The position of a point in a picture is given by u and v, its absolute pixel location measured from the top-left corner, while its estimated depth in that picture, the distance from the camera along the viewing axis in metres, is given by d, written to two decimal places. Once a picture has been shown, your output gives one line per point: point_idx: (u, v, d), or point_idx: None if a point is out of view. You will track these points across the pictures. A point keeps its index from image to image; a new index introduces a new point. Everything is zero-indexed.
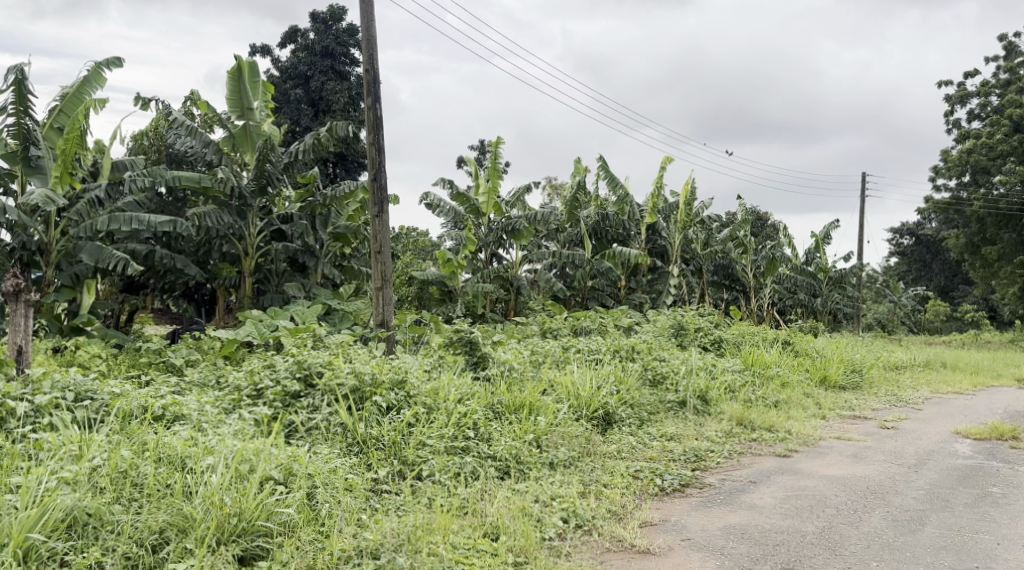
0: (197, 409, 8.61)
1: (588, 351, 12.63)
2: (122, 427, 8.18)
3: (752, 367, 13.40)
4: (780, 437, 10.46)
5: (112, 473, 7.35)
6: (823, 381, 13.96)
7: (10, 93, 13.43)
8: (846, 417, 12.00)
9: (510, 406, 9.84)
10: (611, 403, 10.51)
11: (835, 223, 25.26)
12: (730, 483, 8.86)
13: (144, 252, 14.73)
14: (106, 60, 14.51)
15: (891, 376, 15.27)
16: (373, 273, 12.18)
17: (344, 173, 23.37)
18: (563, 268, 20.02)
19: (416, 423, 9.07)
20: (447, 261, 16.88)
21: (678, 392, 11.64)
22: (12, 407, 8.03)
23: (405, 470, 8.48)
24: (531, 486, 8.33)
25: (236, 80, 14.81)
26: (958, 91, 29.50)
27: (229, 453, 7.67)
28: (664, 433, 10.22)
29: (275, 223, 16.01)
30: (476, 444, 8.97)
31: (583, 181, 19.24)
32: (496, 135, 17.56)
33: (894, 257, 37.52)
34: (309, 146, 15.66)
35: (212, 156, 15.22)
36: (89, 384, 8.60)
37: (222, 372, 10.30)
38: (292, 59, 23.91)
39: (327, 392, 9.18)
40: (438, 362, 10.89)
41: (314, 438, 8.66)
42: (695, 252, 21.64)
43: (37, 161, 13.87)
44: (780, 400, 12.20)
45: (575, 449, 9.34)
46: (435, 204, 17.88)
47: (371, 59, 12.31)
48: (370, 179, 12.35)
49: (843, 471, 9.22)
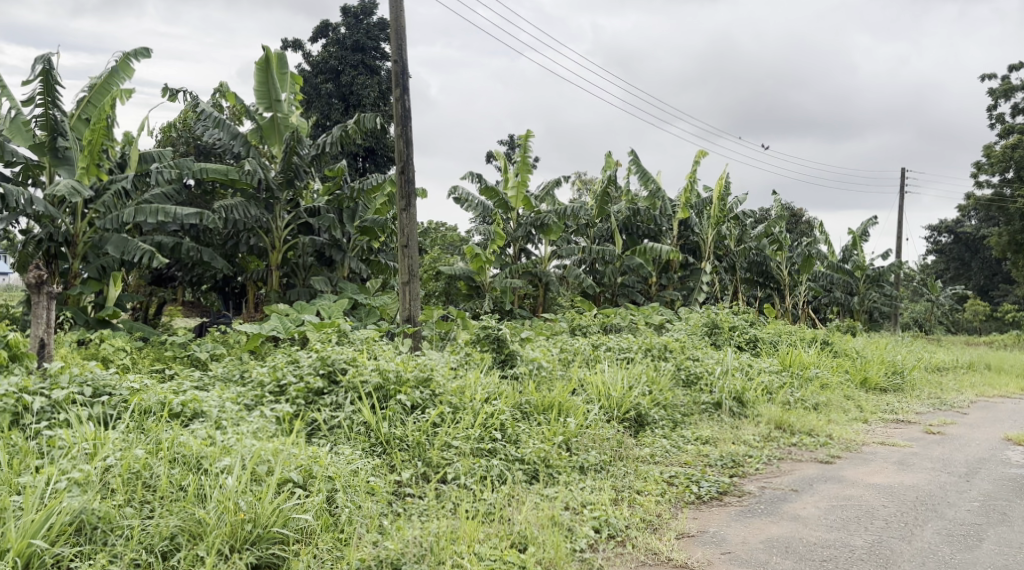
0: (217, 406, 8.34)
1: (619, 350, 12.24)
2: (139, 424, 7.91)
3: (789, 368, 12.98)
4: (822, 442, 10.05)
5: (125, 474, 7.08)
6: (864, 383, 13.52)
7: (38, 84, 13.20)
8: (889, 421, 11.56)
9: (539, 407, 9.50)
10: (643, 404, 10.13)
11: (873, 219, 24.73)
12: (771, 491, 8.46)
13: (170, 244, 14.48)
14: (134, 51, 14.27)
15: (934, 378, 14.78)
16: (400, 267, 11.89)
17: (374, 168, 23.12)
18: (593, 265, 19.62)
19: (442, 423, 8.75)
20: (475, 256, 16.51)
21: (713, 393, 11.25)
22: (28, 402, 7.78)
23: (429, 473, 8.16)
24: (561, 492, 7.99)
25: (264, 72, 14.51)
26: (1002, 86, 28.83)
27: (246, 453, 7.40)
28: (700, 436, 9.83)
29: (303, 215, 15.62)
30: (503, 446, 8.62)
31: (614, 175, 18.78)
32: (526, 128, 17.20)
33: (931, 256, 36.83)
34: (337, 138, 15.37)
35: (240, 148, 14.93)
36: (107, 378, 8.33)
37: (246, 366, 10.03)
38: (323, 53, 23.68)
39: (351, 389, 8.88)
40: (465, 360, 10.58)
41: (337, 437, 8.37)
42: (728, 248, 21.23)
43: (65, 152, 13.50)
44: (820, 402, 11.79)
45: (606, 452, 8.96)
46: (464, 198, 17.55)
47: (399, 49, 11.99)
48: (398, 172, 12.05)
49: (888, 479, 8.79)
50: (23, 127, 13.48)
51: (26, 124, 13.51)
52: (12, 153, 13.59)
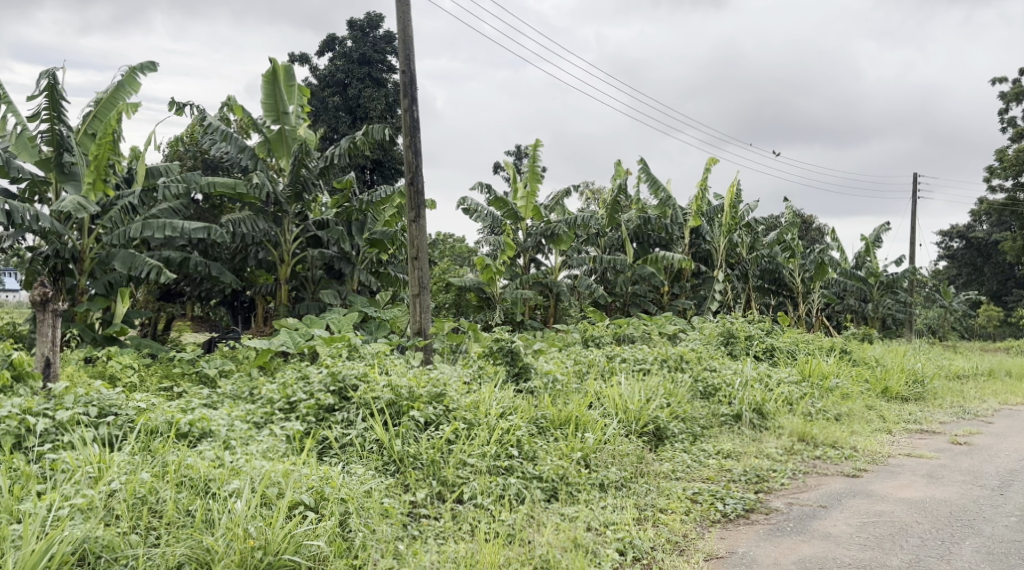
0: (226, 425, 8.11)
1: (634, 361, 11.97)
2: (145, 445, 7.68)
3: (809, 378, 12.70)
4: (847, 454, 9.77)
5: (130, 499, 6.86)
6: (884, 393, 13.22)
7: (44, 99, 13.11)
8: (913, 431, 11.26)
9: (555, 422, 9.26)
10: (662, 417, 9.86)
11: (886, 225, 24.43)
12: (799, 508, 8.18)
13: (178, 259, 14.30)
14: (140, 65, 14.11)
15: (955, 386, 14.44)
16: (410, 280, 11.67)
17: (382, 180, 22.95)
18: (604, 274, 19.35)
19: (456, 440, 8.50)
20: (485, 267, 16.24)
21: (732, 404, 10.97)
22: (31, 423, 7.56)
23: (444, 492, 7.92)
24: (582, 511, 7.75)
25: (270, 83, 14.29)
26: (1013, 90, 28.56)
27: (256, 476, 7.18)
28: (722, 450, 9.55)
29: (311, 229, 15.49)
30: (520, 464, 8.38)
31: (624, 183, 18.47)
32: (534, 139, 16.99)
33: (942, 261, 36.44)
34: (345, 150, 15.18)
35: (247, 162, 14.76)
36: (113, 398, 8.12)
37: (256, 383, 9.80)
38: (330, 67, 23.55)
39: (362, 406, 8.65)
40: (478, 373, 10.33)
41: (348, 456, 8.14)
42: (741, 256, 20.92)
43: (71, 167, 13.56)
44: (843, 413, 11.50)
45: (627, 469, 8.69)
46: (473, 209, 17.31)
47: (407, 60, 11.78)
48: (407, 183, 11.83)
49: (919, 493, 8.52)
50: (27, 143, 13.32)
51: (31, 140, 13.36)
52: (18, 169, 13.44)
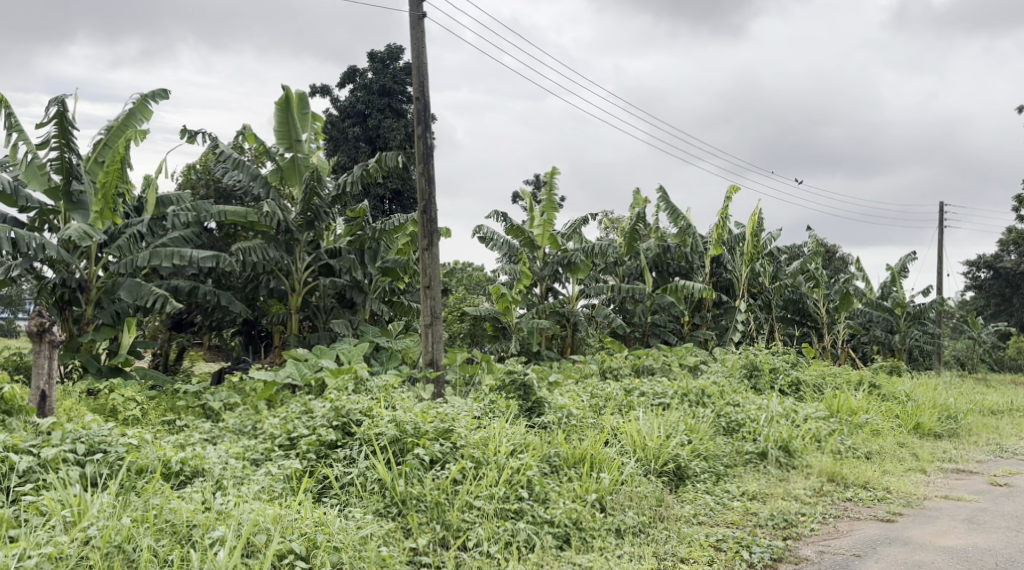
0: (220, 463, 7.63)
1: (654, 395, 11.39)
2: (132, 487, 7.20)
3: (837, 414, 12.11)
4: (880, 497, 9.17)
5: (105, 547, 6.39)
6: (916, 429, 12.56)
7: (53, 127, 12.80)
8: (948, 471, 10.62)
9: (569, 460, 8.70)
10: (683, 455, 9.27)
11: (912, 254, 23.81)
12: (831, 557, 7.61)
13: (187, 288, 13.86)
14: (152, 92, 13.80)
15: (991, 423, 13.71)
16: (422, 310, 11.19)
17: (400, 210, 22.54)
18: (622, 304, 18.83)
19: (463, 480, 7.97)
20: (500, 296, 15.67)
21: (757, 441, 10.35)
22: (15, 462, 7.12)
23: (448, 538, 7.41)
24: (596, 561, 7.26)
25: (283, 111, 14.00)
26: None
27: (243, 521, 6.73)
28: (746, 491, 8.97)
29: (324, 257, 14.95)
30: (531, 507, 7.84)
31: (643, 211, 17.93)
32: (552, 164, 16.50)
33: (969, 292, 35.48)
34: (358, 177, 14.58)
35: (259, 190, 14.30)
36: (104, 434, 7.61)
37: (259, 417, 9.31)
38: (350, 98, 23.22)
39: (366, 442, 8.15)
40: (490, 408, 9.78)
41: (347, 497, 7.64)
42: (763, 285, 20.22)
43: (79, 196, 13.14)
44: (874, 451, 10.87)
45: (644, 513, 8.10)
46: (489, 237, 16.86)
47: (421, 87, 11.37)
48: (419, 212, 11.40)
49: (960, 541, 7.93)
50: (38, 171, 13.00)
51: (41, 168, 13.03)
52: (27, 198, 13.06)
